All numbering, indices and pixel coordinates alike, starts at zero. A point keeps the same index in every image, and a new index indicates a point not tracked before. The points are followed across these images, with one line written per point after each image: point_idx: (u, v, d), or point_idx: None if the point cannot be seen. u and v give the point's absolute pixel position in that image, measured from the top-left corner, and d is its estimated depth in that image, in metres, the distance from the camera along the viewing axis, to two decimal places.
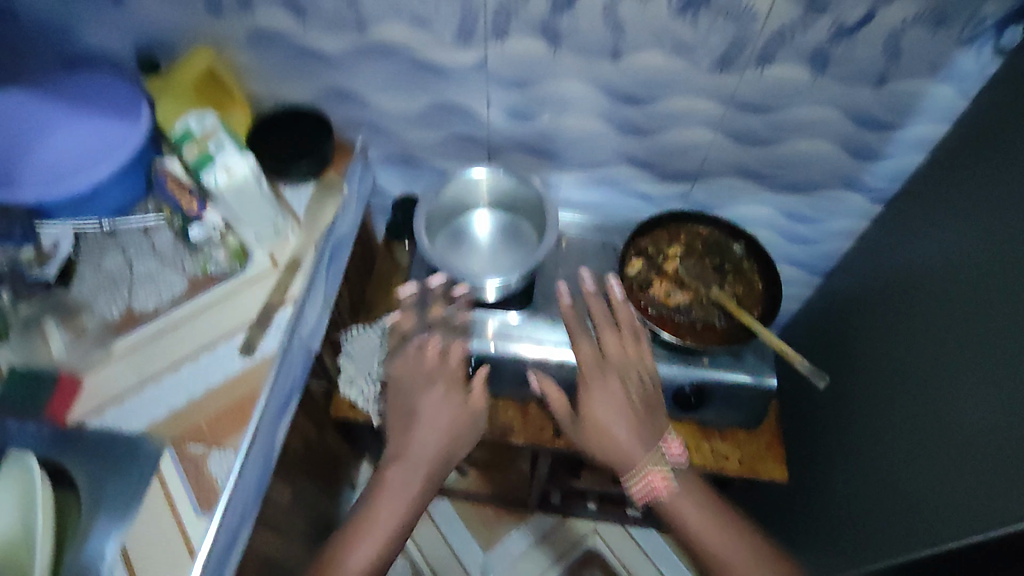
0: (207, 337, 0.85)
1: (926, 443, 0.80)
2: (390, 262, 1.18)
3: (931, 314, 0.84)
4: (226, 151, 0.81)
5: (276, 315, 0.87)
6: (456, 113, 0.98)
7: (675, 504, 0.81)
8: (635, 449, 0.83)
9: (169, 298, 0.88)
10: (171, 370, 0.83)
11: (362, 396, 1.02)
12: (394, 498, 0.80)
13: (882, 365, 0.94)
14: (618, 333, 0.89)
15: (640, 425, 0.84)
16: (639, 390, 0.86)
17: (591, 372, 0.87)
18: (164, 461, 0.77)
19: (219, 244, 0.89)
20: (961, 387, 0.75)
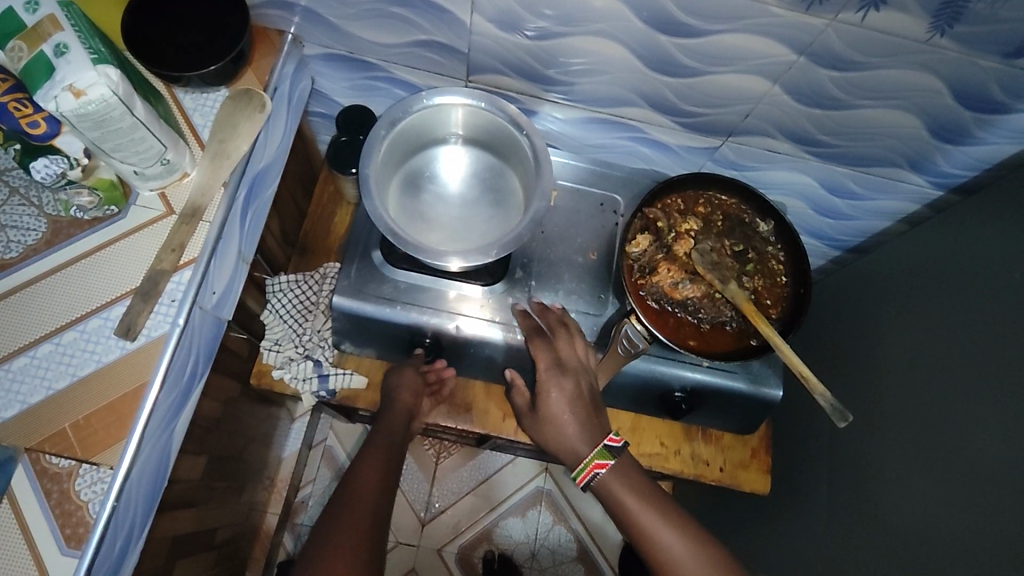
0: (71, 308, 0.64)
1: (924, 464, 0.72)
2: (334, 193, 0.96)
3: (956, 328, 0.73)
4: (72, 60, 0.53)
5: (169, 282, 0.66)
6: (426, 14, 0.70)
7: (610, 486, 0.72)
8: (577, 447, 0.75)
9: (20, 248, 0.65)
10: (23, 353, 0.62)
11: (293, 372, 0.87)
12: (375, 464, 0.78)
13: (882, 370, 0.83)
14: (570, 334, 0.78)
15: (587, 427, 0.75)
16: (589, 394, 0.76)
17: (545, 375, 0.76)
18: (16, 477, 0.60)
19: (80, 187, 0.65)
20: (978, 407, 0.66)
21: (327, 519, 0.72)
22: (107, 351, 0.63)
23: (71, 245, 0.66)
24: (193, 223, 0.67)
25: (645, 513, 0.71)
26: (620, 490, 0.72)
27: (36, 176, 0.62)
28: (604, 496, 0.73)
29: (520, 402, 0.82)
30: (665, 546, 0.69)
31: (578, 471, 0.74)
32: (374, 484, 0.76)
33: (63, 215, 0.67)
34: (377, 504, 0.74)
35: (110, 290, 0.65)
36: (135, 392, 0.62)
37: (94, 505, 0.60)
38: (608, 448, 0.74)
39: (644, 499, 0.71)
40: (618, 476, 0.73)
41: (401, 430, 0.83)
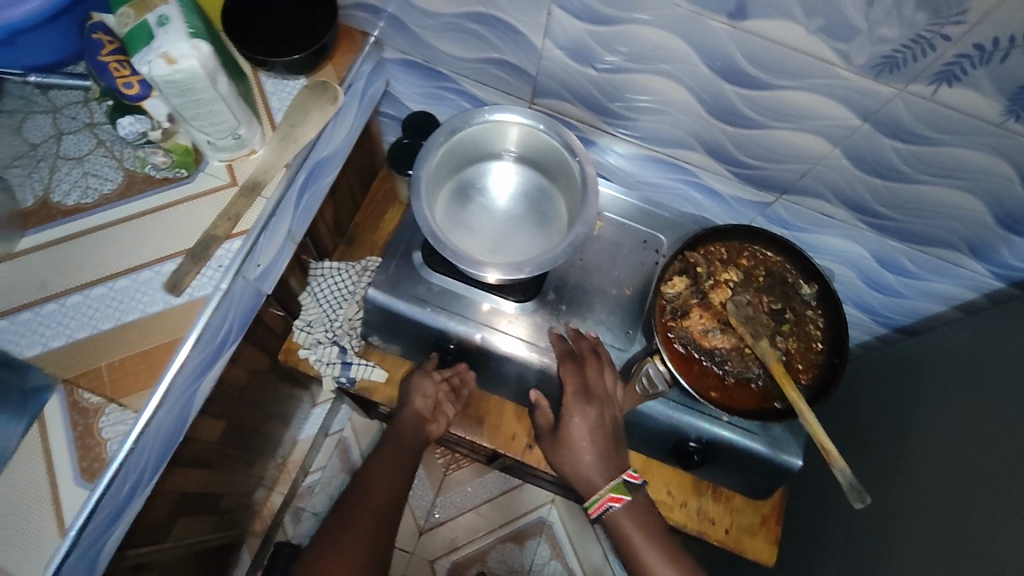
0: (125, 257, 0.69)
1: (942, 563, 0.67)
2: (387, 192, 1.00)
3: (999, 426, 0.68)
4: (170, 30, 0.58)
5: (219, 249, 0.70)
6: (501, 33, 0.74)
7: (620, 525, 0.74)
8: (593, 477, 0.76)
9: (97, 197, 0.71)
10: (78, 292, 0.67)
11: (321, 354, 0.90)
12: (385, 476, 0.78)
13: (914, 459, 0.79)
14: (600, 364, 0.78)
15: (604, 459, 0.77)
16: (611, 426, 0.77)
17: (570, 401, 0.77)
18: (49, 406, 0.64)
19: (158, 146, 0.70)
20: (1010, 513, 0.62)
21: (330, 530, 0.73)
22: (152, 302, 0.67)
23: (140, 199, 0.71)
24: (251, 197, 0.72)
25: (651, 556, 0.73)
26: (630, 528, 0.74)
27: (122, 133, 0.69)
28: (611, 526, 0.76)
29: (542, 422, 0.83)
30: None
31: (590, 501, 0.76)
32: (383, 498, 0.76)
33: (138, 171, 0.72)
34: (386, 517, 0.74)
35: (166, 246, 0.69)
36: (168, 345, 0.66)
37: (112, 444, 0.63)
38: (623, 484, 0.76)
39: (653, 540, 0.74)
40: (628, 511, 0.75)
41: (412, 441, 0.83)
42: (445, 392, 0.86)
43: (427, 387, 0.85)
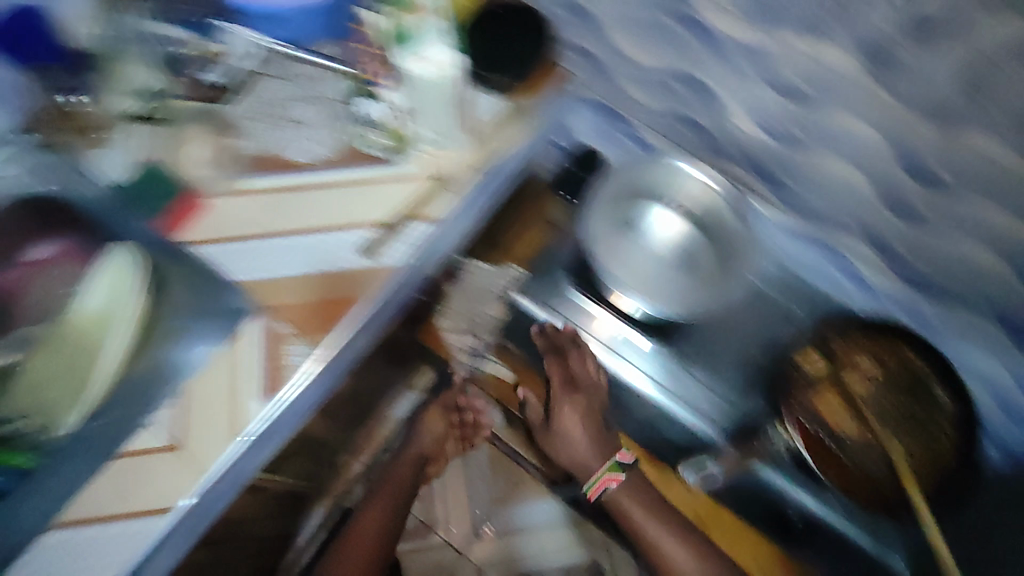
0: (332, 216, 0.78)
1: None
2: (542, 202, 1.01)
3: None
4: (431, 40, 0.76)
5: (409, 228, 0.79)
6: (698, 92, 0.82)
7: (619, 500, 0.89)
8: (589, 461, 0.90)
9: (317, 159, 0.81)
10: (287, 237, 0.77)
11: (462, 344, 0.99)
12: (381, 502, 1.00)
13: None
14: (577, 351, 0.93)
15: (595, 442, 0.91)
16: (595, 410, 0.92)
17: (558, 390, 0.92)
18: (245, 327, 0.72)
19: (382, 129, 0.82)
20: None
21: (341, 541, 0.98)
22: (347, 260, 0.77)
23: (351, 170, 0.81)
24: (445, 191, 0.82)
25: (659, 534, 0.88)
26: (627, 501, 0.89)
27: (364, 114, 0.83)
28: (614, 510, 0.91)
29: (533, 418, 1.00)
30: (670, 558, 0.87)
31: (590, 484, 0.90)
32: (371, 520, 0.99)
33: (353, 146, 0.82)
34: (376, 531, 0.98)
35: (366, 215, 0.79)
36: (355, 299, 0.75)
37: (293, 369, 0.71)
38: (618, 463, 0.90)
39: (649, 513, 0.89)
40: (631, 498, 0.90)
41: (406, 461, 1.04)
42: (451, 419, 1.05)
43: (434, 419, 1.04)
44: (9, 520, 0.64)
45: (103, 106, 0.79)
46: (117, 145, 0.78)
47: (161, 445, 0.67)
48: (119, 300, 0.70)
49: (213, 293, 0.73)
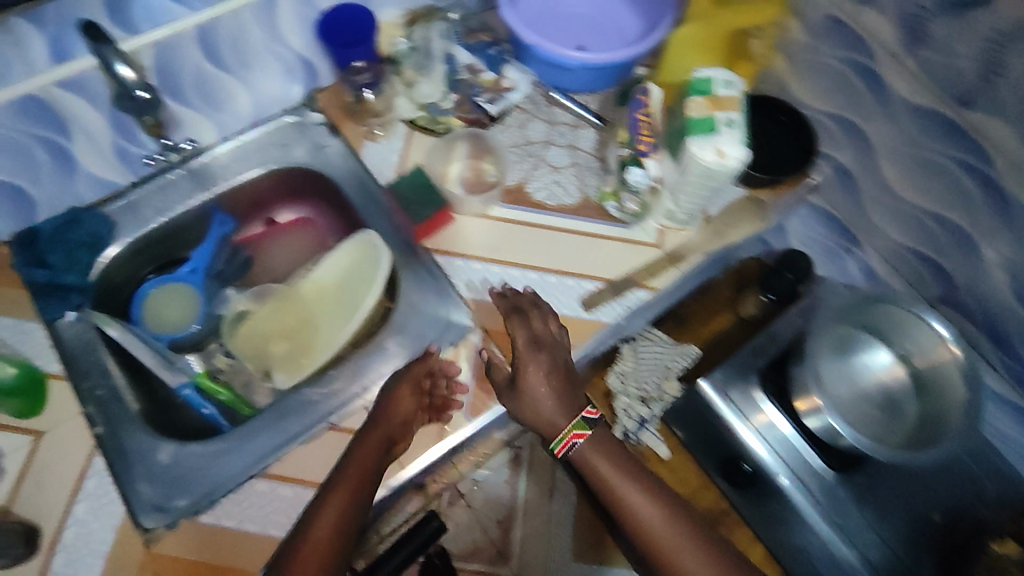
0: (560, 260, 0.82)
1: None
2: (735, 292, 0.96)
3: None
4: (731, 133, 0.68)
5: (630, 292, 0.81)
6: (960, 244, 0.78)
7: (594, 462, 0.66)
8: (556, 419, 0.66)
9: (559, 203, 0.86)
10: (518, 270, 0.82)
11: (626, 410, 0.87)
12: (354, 483, 0.64)
13: None
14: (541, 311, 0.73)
15: (564, 396, 0.67)
16: (562, 368, 0.69)
17: (522, 350, 0.69)
18: (466, 343, 0.78)
19: (634, 195, 0.82)
20: None
21: (280, 556, 0.61)
22: (566, 306, 0.80)
23: (587, 222, 0.84)
24: (672, 265, 0.82)
25: (632, 492, 0.65)
26: (604, 464, 0.66)
27: (626, 177, 0.79)
28: (584, 470, 0.67)
29: (499, 380, 0.72)
30: (652, 532, 0.64)
31: (556, 442, 0.66)
32: (331, 524, 0.62)
33: (595, 199, 0.85)
34: (344, 526, 0.62)
35: (593, 268, 0.82)
36: None
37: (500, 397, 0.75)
38: (586, 419, 0.67)
39: (626, 471, 0.66)
40: (602, 453, 0.66)
41: (400, 415, 0.70)
42: (421, 395, 0.73)
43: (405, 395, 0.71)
44: (239, 453, 0.74)
45: (391, 106, 0.88)
46: (387, 143, 0.88)
47: None
48: (355, 280, 0.86)
49: (442, 306, 0.80)
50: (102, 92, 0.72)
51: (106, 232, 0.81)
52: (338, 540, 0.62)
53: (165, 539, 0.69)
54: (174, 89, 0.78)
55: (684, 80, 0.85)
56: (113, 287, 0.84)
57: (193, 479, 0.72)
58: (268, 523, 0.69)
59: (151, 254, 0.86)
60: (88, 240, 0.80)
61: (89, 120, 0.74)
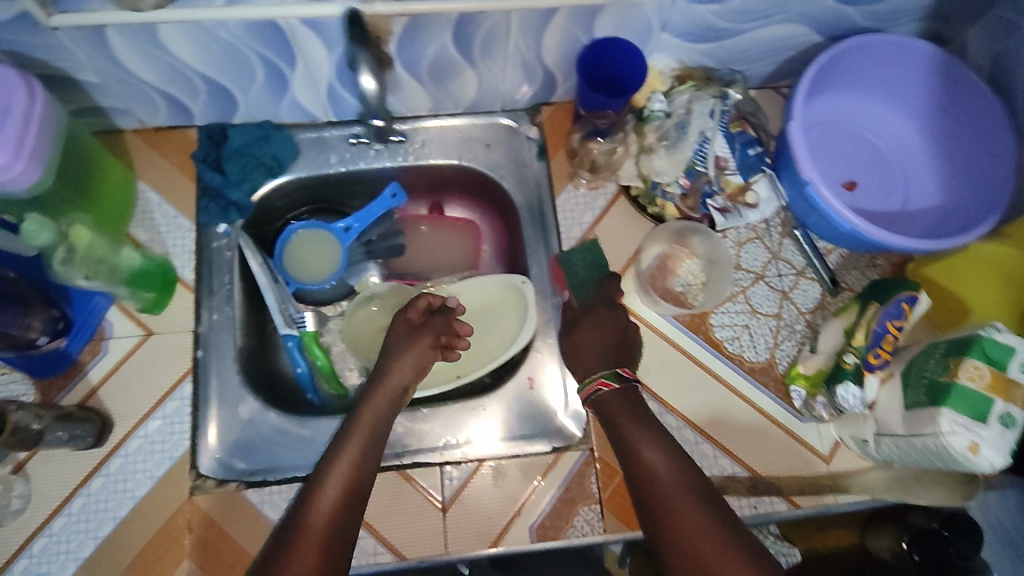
0: (712, 419, 0.73)
1: None
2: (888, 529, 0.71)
3: None
4: (1004, 433, 0.54)
5: (767, 497, 0.70)
6: None
7: (613, 411, 0.65)
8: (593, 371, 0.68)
9: (739, 354, 0.75)
10: (661, 407, 0.72)
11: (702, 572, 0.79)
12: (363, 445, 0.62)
13: None
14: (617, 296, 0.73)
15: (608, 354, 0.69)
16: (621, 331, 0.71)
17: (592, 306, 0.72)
18: (569, 456, 0.71)
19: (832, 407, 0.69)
20: None
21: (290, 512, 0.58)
22: None
23: (761, 393, 0.74)
24: (827, 491, 0.70)
25: (647, 449, 0.61)
26: (620, 414, 0.65)
27: (834, 391, 0.66)
28: (604, 419, 0.66)
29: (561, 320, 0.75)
30: (657, 480, 0.59)
31: (581, 385, 0.68)
32: (344, 479, 0.59)
33: (783, 371, 0.74)
34: (358, 485, 0.59)
35: (742, 446, 0.72)
36: None
37: (572, 534, 0.68)
38: (616, 372, 0.67)
39: (643, 423, 0.63)
40: (623, 404, 0.66)
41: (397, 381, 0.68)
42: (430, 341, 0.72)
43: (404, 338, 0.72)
44: (308, 448, 0.71)
45: (612, 161, 0.78)
46: (589, 199, 0.80)
47: (435, 497, 0.69)
48: (494, 323, 0.79)
49: (555, 402, 0.74)
50: (336, 39, 0.66)
51: (286, 161, 0.79)
52: (350, 501, 0.58)
53: (207, 494, 0.68)
54: (409, 59, 0.71)
55: (959, 297, 0.69)
56: (270, 210, 0.81)
57: (259, 447, 0.71)
58: None
59: (318, 195, 0.83)
60: (268, 163, 0.77)
61: (317, 58, 0.69)
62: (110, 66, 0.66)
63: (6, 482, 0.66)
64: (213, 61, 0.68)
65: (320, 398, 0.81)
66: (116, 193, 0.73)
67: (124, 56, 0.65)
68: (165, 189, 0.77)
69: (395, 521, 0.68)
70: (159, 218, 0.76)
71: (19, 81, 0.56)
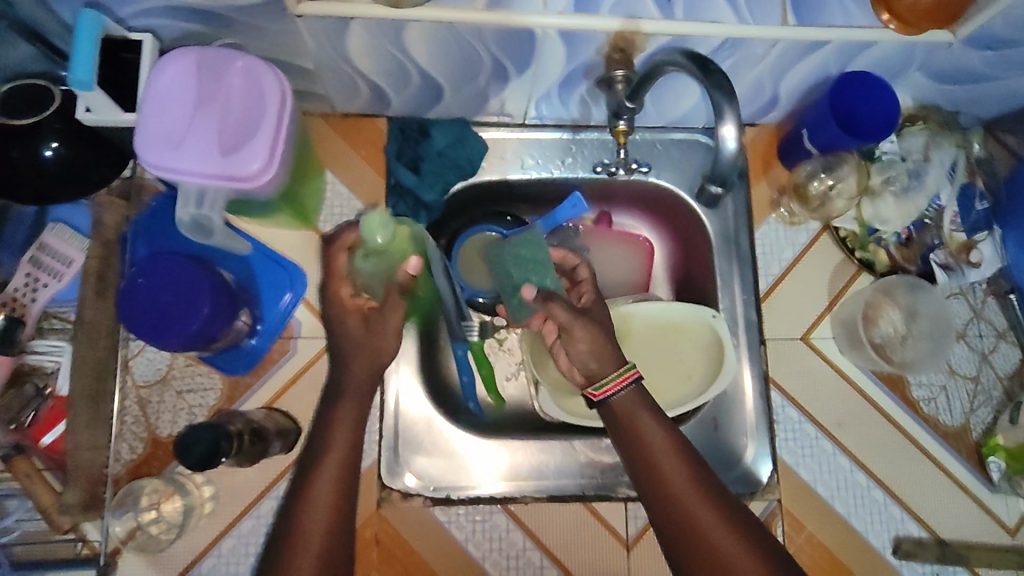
0: (900, 479, 0.71)
1: None
2: None
3: None
4: None
5: (953, 566, 0.69)
6: None
7: (629, 411, 0.58)
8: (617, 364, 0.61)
9: (932, 415, 0.73)
10: (850, 461, 0.71)
11: None
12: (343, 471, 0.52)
13: None
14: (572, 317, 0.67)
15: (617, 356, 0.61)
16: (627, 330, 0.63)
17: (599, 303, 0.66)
18: (755, 504, 0.70)
19: None
20: None
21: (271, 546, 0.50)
22: (874, 534, 0.70)
23: (952, 458, 0.72)
24: (1016, 567, 0.69)
25: (663, 457, 0.55)
26: (635, 412, 0.58)
27: None
28: (618, 421, 0.59)
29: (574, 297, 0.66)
30: (675, 491, 0.54)
31: (599, 384, 0.59)
32: (332, 484, 0.51)
33: (976, 437, 0.72)
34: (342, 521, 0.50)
35: (927, 510, 0.71)
36: (848, 573, 0.69)
37: None
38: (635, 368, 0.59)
39: (662, 424, 0.57)
40: (643, 403, 0.58)
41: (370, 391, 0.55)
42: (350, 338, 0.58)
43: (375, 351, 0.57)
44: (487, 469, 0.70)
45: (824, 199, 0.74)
46: (789, 234, 0.76)
47: (620, 534, 0.68)
48: (675, 371, 0.74)
49: (745, 446, 0.72)
50: (582, 51, 0.60)
51: (477, 163, 0.74)
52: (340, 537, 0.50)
53: (394, 509, 0.67)
54: None
55: None
56: (452, 212, 0.78)
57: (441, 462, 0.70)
58: (487, 556, 0.67)
59: (500, 198, 0.79)
60: (461, 165, 0.73)
61: (551, 66, 0.64)
62: (333, 56, 0.61)
63: (195, 484, 0.63)
64: (440, 58, 0.62)
65: (479, 408, 0.77)
66: (310, 185, 0.70)
67: (356, 51, 0.60)
68: (353, 181, 0.73)
69: (578, 553, 0.68)
70: (347, 214, 0.72)
71: (268, 76, 0.53)
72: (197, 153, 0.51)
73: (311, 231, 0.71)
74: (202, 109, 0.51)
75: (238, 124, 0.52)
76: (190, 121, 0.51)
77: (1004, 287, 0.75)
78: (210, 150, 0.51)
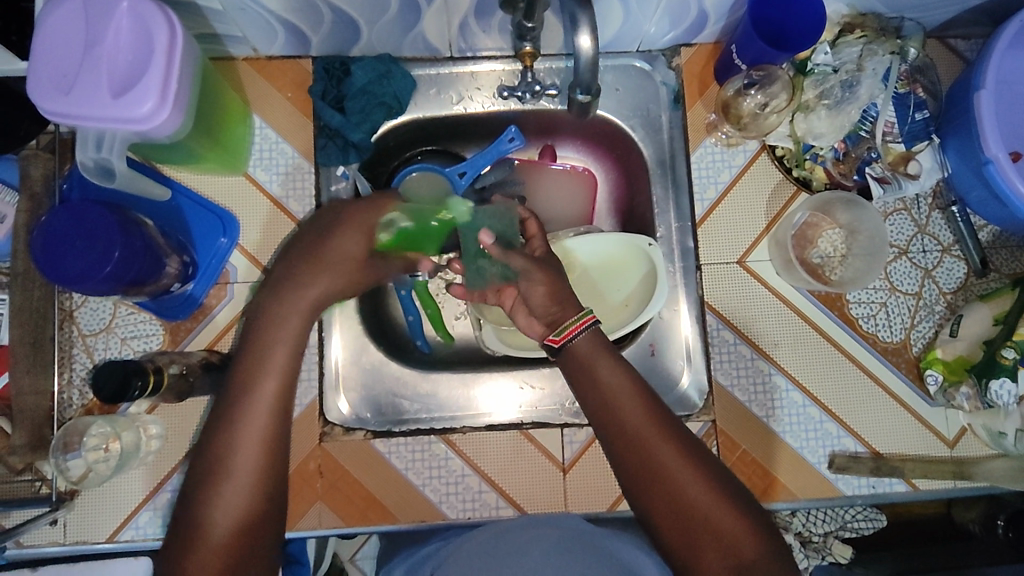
0: (837, 396, 0.72)
1: None
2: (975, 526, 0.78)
3: None
4: None
5: (888, 478, 0.70)
6: None
7: (592, 358, 0.55)
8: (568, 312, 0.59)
9: (872, 332, 0.72)
10: (787, 380, 0.72)
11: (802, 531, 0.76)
12: (241, 478, 0.50)
13: None
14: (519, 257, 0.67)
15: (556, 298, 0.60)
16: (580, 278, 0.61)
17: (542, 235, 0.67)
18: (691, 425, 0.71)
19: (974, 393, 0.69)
20: None
21: (177, 543, 0.49)
22: (810, 450, 0.71)
23: (891, 374, 0.72)
24: (950, 476, 0.70)
25: (630, 407, 0.52)
26: (598, 361, 0.55)
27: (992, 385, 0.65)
28: (578, 369, 0.55)
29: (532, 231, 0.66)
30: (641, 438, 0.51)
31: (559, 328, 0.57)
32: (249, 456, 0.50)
33: (916, 352, 0.72)
34: (253, 523, 0.50)
35: (865, 425, 0.71)
36: (782, 487, 0.70)
37: None
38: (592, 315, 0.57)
39: (626, 373, 0.54)
40: (601, 350, 0.56)
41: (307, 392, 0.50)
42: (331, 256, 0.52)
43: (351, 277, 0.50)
44: (428, 400, 0.73)
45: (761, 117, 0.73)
46: (726, 156, 0.74)
47: (557, 458, 0.71)
48: (611, 299, 0.75)
49: (681, 370, 0.73)
50: None
51: (406, 101, 0.73)
52: (246, 545, 0.49)
53: (337, 441, 0.70)
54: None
55: None
56: (386, 151, 0.77)
57: (382, 396, 0.72)
58: (427, 483, 0.70)
59: (434, 135, 0.78)
60: (389, 102, 0.72)
61: None
62: None
63: (142, 423, 0.66)
64: None
65: (428, 344, 0.77)
66: (236, 129, 0.70)
67: None
68: (282, 124, 0.73)
69: (516, 478, 0.70)
70: (278, 158, 0.73)
71: (155, 13, 0.52)
72: (88, 95, 0.51)
73: (242, 175, 0.72)
74: (90, 51, 0.51)
75: (129, 65, 0.52)
76: (80, 65, 0.51)
77: (948, 200, 0.73)
78: (99, 91, 0.51)
